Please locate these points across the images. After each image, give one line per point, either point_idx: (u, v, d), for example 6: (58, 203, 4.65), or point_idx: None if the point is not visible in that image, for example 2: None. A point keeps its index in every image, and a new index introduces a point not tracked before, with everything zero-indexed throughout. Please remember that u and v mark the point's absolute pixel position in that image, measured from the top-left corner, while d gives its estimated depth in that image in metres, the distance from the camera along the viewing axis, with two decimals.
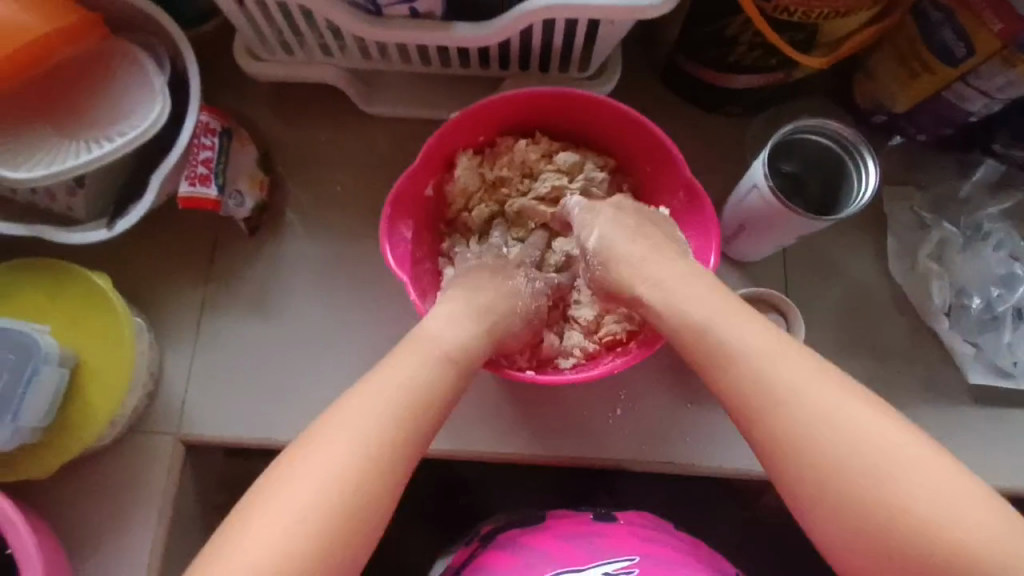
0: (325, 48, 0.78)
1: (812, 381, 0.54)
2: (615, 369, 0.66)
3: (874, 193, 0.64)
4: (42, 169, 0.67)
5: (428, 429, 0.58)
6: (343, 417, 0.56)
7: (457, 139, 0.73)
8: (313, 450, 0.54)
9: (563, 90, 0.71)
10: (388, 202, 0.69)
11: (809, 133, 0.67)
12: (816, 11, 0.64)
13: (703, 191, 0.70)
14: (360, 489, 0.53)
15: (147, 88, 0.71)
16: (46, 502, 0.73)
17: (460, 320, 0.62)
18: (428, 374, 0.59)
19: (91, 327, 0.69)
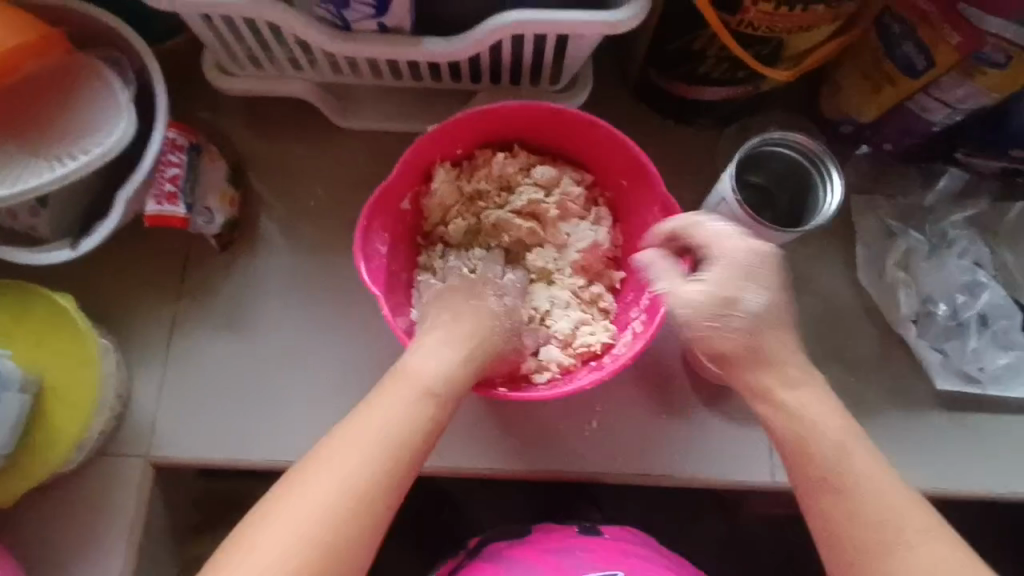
0: (295, 63, 0.77)
1: (844, 442, 0.59)
2: (590, 385, 0.66)
3: (837, 207, 0.66)
4: (4, 188, 0.66)
5: (415, 460, 0.58)
6: (335, 452, 0.56)
7: (435, 152, 0.73)
8: (299, 492, 0.54)
9: (541, 103, 0.71)
10: (365, 212, 0.68)
11: (775, 146, 0.68)
12: (779, 25, 0.65)
13: (675, 204, 0.70)
14: (348, 523, 0.54)
15: (112, 105, 0.70)
16: (11, 529, 0.71)
17: (445, 352, 0.62)
18: (400, 417, 0.58)
19: (56, 350, 0.68)
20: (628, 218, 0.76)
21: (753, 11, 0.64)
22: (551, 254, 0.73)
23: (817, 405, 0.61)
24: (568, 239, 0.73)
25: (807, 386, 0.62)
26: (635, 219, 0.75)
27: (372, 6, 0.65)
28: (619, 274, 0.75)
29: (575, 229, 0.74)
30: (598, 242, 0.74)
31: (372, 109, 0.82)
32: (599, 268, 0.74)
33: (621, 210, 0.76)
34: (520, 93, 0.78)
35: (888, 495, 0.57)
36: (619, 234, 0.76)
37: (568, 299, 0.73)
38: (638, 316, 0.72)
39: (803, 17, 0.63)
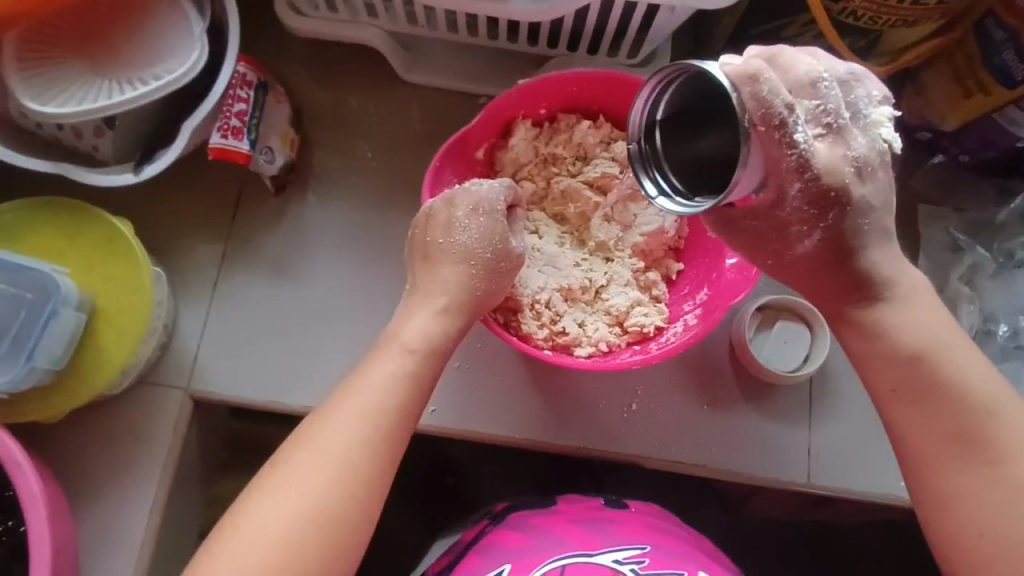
0: (370, 9, 0.76)
1: (971, 400, 0.56)
2: (635, 365, 0.65)
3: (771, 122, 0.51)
4: (73, 105, 0.65)
5: (405, 424, 0.59)
6: (321, 432, 0.57)
7: (519, 107, 0.72)
8: (303, 459, 0.56)
9: (636, 78, 0.70)
10: (438, 152, 0.67)
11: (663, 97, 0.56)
12: (885, 17, 0.62)
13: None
14: (340, 504, 0.55)
15: (186, 32, 0.68)
16: (48, 445, 0.72)
17: (425, 316, 0.63)
18: (392, 367, 0.60)
19: (109, 272, 0.67)
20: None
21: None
22: (615, 230, 0.72)
23: (968, 368, 0.57)
24: (635, 220, 0.72)
25: (956, 343, 0.58)
26: None
27: None
28: (677, 265, 0.74)
29: (643, 211, 0.72)
30: (665, 227, 0.72)
31: (441, 66, 0.80)
32: (659, 254, 0.73)
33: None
34: (597, 63, 0.76)
35: (946, 410, 0.56)
36: (687, 224, 0.74)
37: (622, 279, 0.71)
38: (692, 309, 0.71)
39: (910, 11, 0.61)
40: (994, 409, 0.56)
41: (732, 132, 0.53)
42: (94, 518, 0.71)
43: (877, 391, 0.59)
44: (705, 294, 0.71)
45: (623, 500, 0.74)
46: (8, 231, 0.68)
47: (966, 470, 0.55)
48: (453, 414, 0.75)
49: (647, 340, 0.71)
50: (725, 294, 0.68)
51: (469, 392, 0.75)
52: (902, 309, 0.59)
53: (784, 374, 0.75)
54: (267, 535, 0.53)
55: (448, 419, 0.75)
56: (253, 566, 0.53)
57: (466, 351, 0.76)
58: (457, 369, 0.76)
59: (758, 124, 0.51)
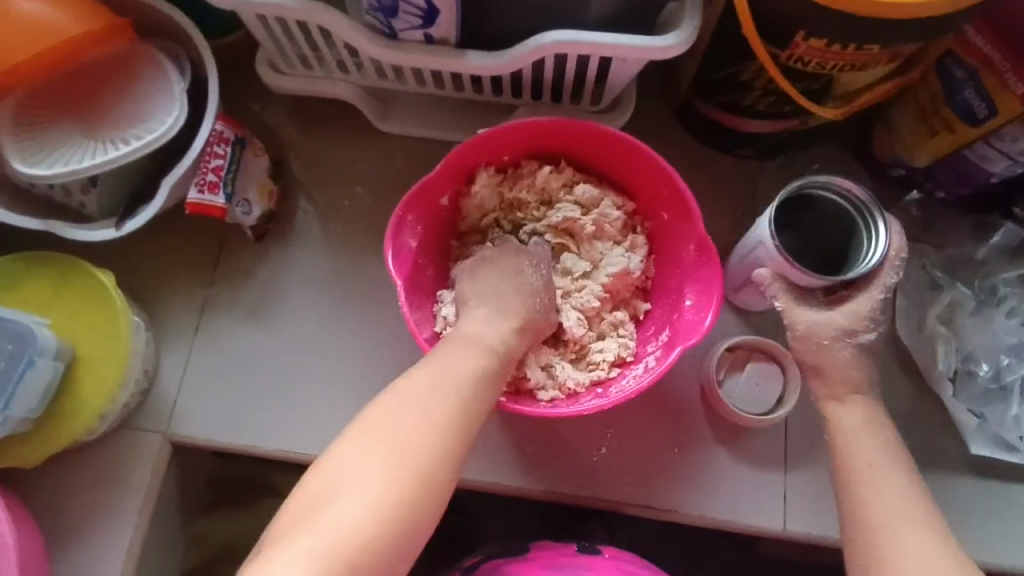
0: (343, 65, 0.79)
1: (894, 474, 0.60)
2: (591, 411, 0.64)
3: (878, 262, 0.61)
4: (60, 166, 0.69)
5: (473, 420, 0.60)
6: (398, 420, 0.57)
7: (482, 155, 0.74)
8: (376, 440, 0.56)
9: (594, 124, 0.71)
10: (402, 202, 0.68)
11: (815, 189, 0.64)
12: (831, 63, 0.62)
13: (713, 245, 0.69)
14: (411, 489, 0.55)
15: (167, 94, 0.73)
16: (31, 490, 0.74)
17: (497, 317, 0.65)
18: (472, 363, 0.61)
19: (90, 322, 0.71)
20: (663, 248, 0.75)
21: (804, 47, 0.61)
22: (582, 265, 0.72)
23: (893, 452, 0.62)
24: (601, 259, 0.73)
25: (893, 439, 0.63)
26: (672, 250, 0.74)
27: (420, 16, 0.65)
28: (643, 305, 0.75)
29: (605, 252, 0.73)
30: (630, 268, 0.73)
31: (414, 117, 0.83)
32: (626, 294, 0.74)
33: (659, 238, 0.75)
34: (561, 111, 0.78)
35: (875, 479, 0.60)
36: (652, 265, 0.75)
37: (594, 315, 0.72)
38: (654, 350, 0.71)
39: (857, 57, 0.61)
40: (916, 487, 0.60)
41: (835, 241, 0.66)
42: (73, 561, 0.73)
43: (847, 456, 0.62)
44: (666, 335, 0.71)
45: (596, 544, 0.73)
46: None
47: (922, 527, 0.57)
48: None
49: (608, 386, 0.70)
50: (683, 335, 0.68)
51: None
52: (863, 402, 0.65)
53: (756, 418, 0.73)
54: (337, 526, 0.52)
55: None
56: (316, 538, 0.51)
57: None
58: None
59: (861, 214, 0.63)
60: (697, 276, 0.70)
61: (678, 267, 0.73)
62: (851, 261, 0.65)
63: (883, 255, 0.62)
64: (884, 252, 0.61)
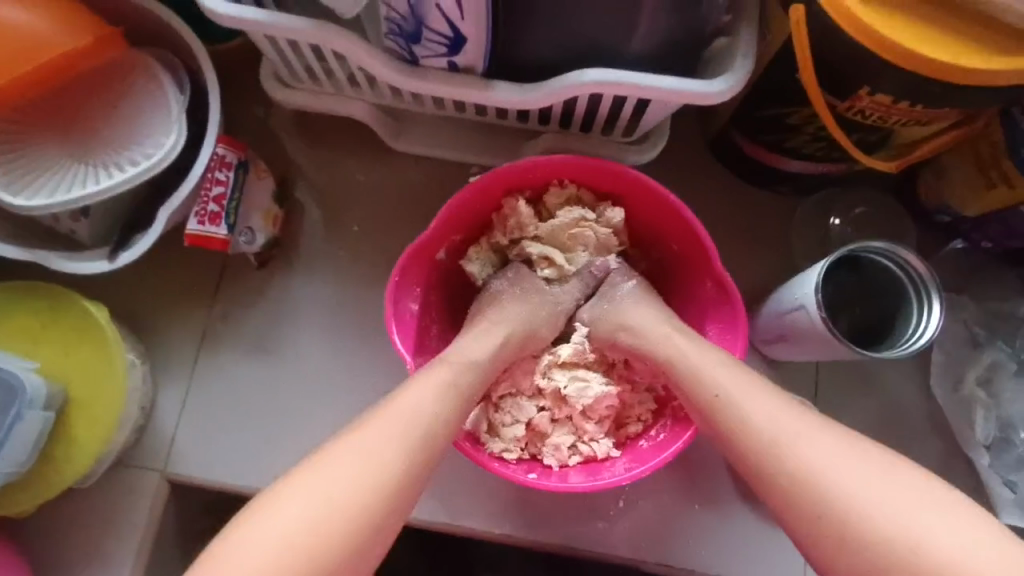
0: (355, 82, 0.73)
1: (818, 449, 0.52)
2: (626, 480, 0.61)
3: (929, 343, 0.57)
4: (47, 196, 0.63)
5: (446, 436, 0.56)
6: (328, 462, 0.52)
7: (476, 202, 0.68)
8: (335, 459, 0.52)
9: (600, 163, 0.65)
10: (397, 268, 0.64)
11: (870, 255, 0.60)
12: (894, 118, 0.57)
13: (731, 282, 0.65)
14: (371, 508, 0.51)
15: (164, 114, 0.66)
16: (22, 529, 0.71)
17: (487, 340, 0.62)
18: (445, 380, 0.58)
19: (82, 361, 0.66)
20: (680, 279, 0.71)
21: (868, 100, 0.56)
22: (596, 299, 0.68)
23: (808, 426, 0.54)
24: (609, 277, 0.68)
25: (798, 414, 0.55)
26: (692, 290, 0.70)
27: (445, 44, 0.59)
28: None
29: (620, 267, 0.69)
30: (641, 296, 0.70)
31: (429, 138, 0.77)
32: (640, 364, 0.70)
33: (672, 271, 0.72)
34: (591, 143, 0.72)
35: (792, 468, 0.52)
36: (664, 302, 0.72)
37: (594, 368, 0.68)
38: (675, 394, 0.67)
39: (924, 114, 0.55)
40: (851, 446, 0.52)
41: (879, 308, 0.62)
42: None
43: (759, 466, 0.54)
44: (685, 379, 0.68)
45: None
46: None
47: (876, 485, 0.50)
48: (433, 508, 0.72)
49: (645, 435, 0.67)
50: None
51: (449, 483, 0.72)
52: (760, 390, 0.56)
53: None
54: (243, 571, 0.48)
55: (429, 514, 0.72)
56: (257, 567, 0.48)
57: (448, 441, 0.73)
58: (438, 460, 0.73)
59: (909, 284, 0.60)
60: (719, 316, 0.67)
61: (698, 303, 0.69)
62: (894, 335, 0.60)
63: (938, 330, 0.57)
64: (938, 325, 0.57)
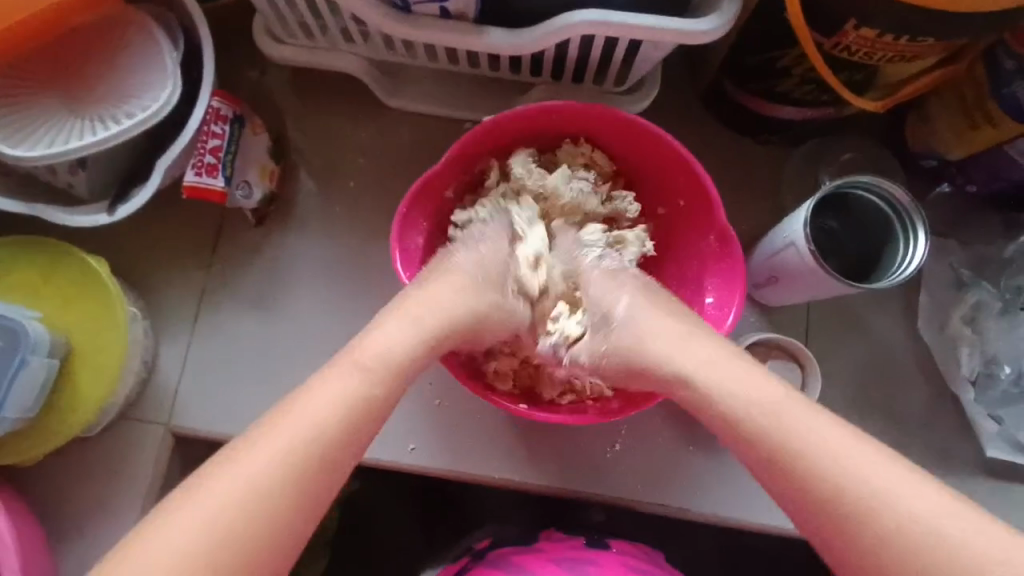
0: (349, 36, 0.73)
1: (818, 444, 0.49)
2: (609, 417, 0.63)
3: (914, 272, 0.58)
4: (44, 148, 0.64)
5: (348, 447, 0.50)
6: (239, 456, 0.48)
7: (485, 145, 0.69)
8: (236, 466, 0.47)
9: (607, 110, 0.67)
10: (404, 202, 0.65)
11: (856, 189, 0.61)
12: (880, 53, 0.58)
13: (732, 231, 0.66)
14: (263, 524, 0.46)
15: (159, 67, 0.67)
16: (30, 482, 0.72)
17: (400, 332, 0.55)
18: (353, 382, 0.51)
19: (84, 313, 0.67)
20: (682, 237, 0.72)
21: (853, 36, 0.57)
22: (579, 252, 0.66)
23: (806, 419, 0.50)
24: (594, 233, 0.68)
25: (796, 405, 0.51)
26: (690, 241, 0.71)
27: None
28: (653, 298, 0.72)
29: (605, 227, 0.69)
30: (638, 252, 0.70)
31: (423, 93, 0.78)
32: None
33: (673, 225, 0.73)
34: (583, 92, 0.73)
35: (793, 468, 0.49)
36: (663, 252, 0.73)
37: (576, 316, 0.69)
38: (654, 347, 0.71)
39: (909, 48, 0.56)
40: (855, 441, 0.49)
41: (869, 246, 0.63)
42: (76, 554, 0.71)
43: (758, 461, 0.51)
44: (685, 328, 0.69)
45: (605, 540, 0.73)
46: None
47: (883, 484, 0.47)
48: (434, 454, 0.73)
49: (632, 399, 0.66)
50: None
51: (448, 430, 0.74)
52: (760, 385, 0.53)
53: None
54: (161, 567, 0.43)
55: (429, 459, 0.73)
56: None
57: (446, 390, 0.75)
58: (438, 407, 0.74)
59: (893, 216, 0.61)
60: (718, 269, 0.68)
61: (698, 258, 0.70)
62: (881, 270, 0.62)
63: (923, 262, 0.59)
64: (924, 256, 0.58)
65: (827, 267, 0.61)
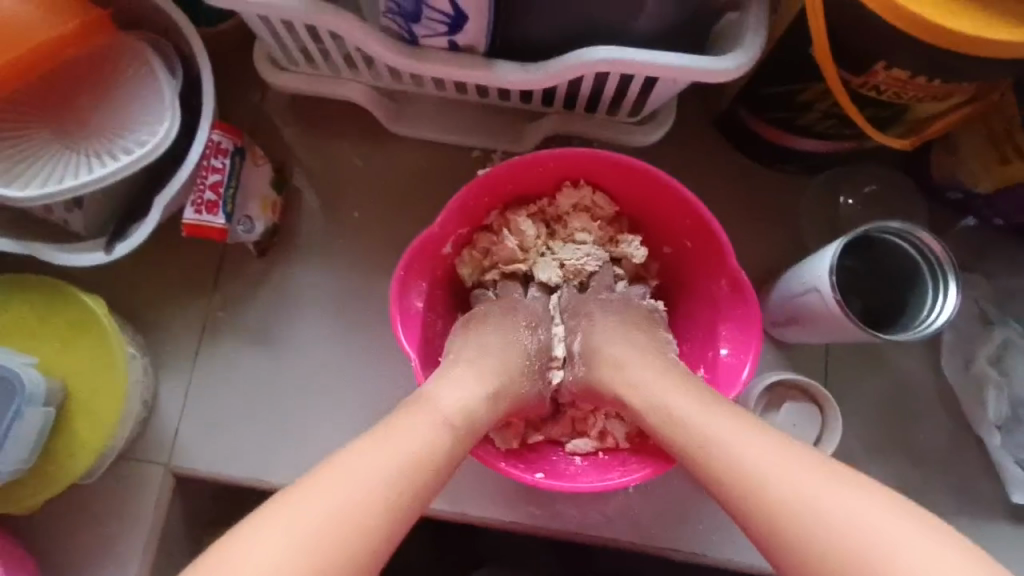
0: (353, 64, 0.70)
1: (818, 500, 0.47)
2: (635, 481, 0.60)
3: (944, 323, 0.56)
4: (38, 187, 0.62)
5: (416, 500, 0.50)
6: (302, 498, 0.47)
7: (482, 197, 0.66)
8: (300, 510, 0.47)
9: (611, 155, 0.64)
10: (401, 266, 0.62)
11: (886, 235, 0.59)
12: (910, 93, 0.55)
13: (746, 280, 0.64)
14: (328, 571, 0.45)
15: (156, 100, 0.64)
16: (29, 525, 0.71)
17: (467, 383, 0.56)
18: (428, 435, 0.52)
19: (81, 355, 0.65)
20: (692, 279, 0.69)
21: (883, 76, 0.54)
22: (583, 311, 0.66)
23: (803, 473, 0.48)
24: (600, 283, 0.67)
25: (795, 456, 0.49)
26: (702, 285, 0.68)
27: (445, 23, 0.57)
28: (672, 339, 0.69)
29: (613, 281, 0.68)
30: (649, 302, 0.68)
31: (429, 121, 0.75)
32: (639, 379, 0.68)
33: (681, 266, 0.70)
34: (595, 123, 0.70)
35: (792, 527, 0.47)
36: (673, 293, 0.71)
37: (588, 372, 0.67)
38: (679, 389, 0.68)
39: (941, 89, 0.54)
40: (862, 495, 0.47)
41: (895, 292, 0.61)
42: None
43: (757, 522, 0.49)
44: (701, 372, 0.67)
45: None
46: None
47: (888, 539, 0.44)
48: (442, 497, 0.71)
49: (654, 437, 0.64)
50: (723, 383, 0.64)
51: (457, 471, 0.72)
52: (759, 438, 0.51)
53: None
54: None
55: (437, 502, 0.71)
56: None
57: None
58: None
59: (921, 261, 0.59)
60: (733, 314, 0.66)
61: (709, 303, 0.68)
62: (907, 318, 0.59)
63: (954, 314, 0.57)
64: (956, 307, 0.56)
65: (853, 318, 0.58)
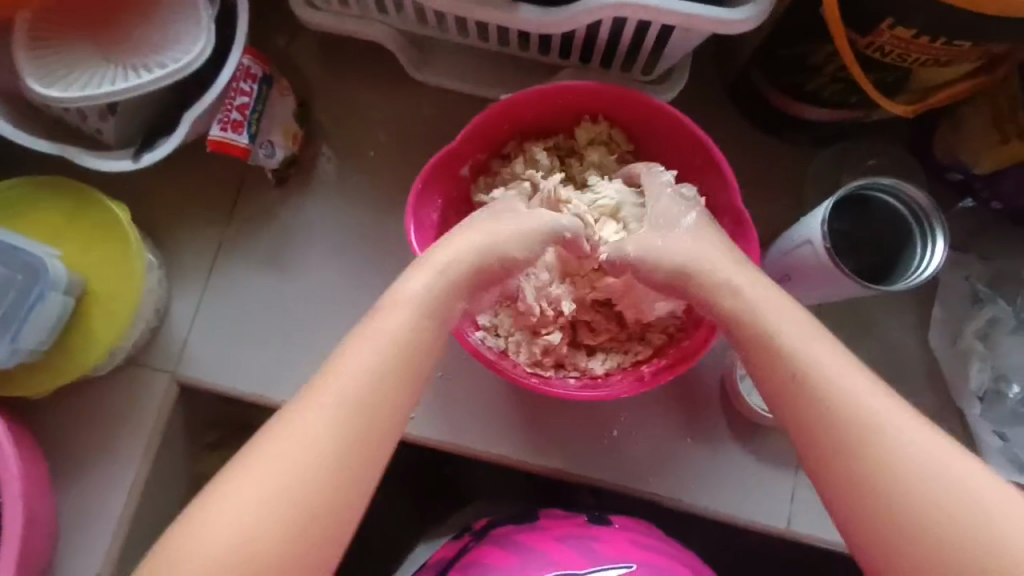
0: (382, 5, 0.73)
1: (838, 380, 0.52)
2: (628, 393, 0.62)
3: (931, 274, 0.59)
4: (77, 90, 0.65)
5: (405, 378, 0.54)
6: (302, 409, 0.51)
7: (502, 123, 0.69)
8: (298, 418, 0.51)
9: (625, 90, 0.67)
10: (420, 178, 0.65)
11: (878, 194, 0.62)
12: (913, 55, 0.57)
13: (748, 218, 0.66)
14: (334, 461, 0.50)
15: (193, 20, 0.67)
16: (39, 419, 0.74)
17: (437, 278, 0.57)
18: (404, 322, 0.55)
19: (102, 256, 0.68)
20: None
21: (887, 36, 0.56)
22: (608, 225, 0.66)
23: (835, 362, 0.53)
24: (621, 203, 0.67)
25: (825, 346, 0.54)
26: None
27: None
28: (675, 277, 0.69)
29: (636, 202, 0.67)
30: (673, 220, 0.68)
31: (451, 66, 0.77)
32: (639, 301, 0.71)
33: None
34: (609, 78, 0.73)
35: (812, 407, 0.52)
36: None
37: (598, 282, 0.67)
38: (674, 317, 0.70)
39: (942, 51, 0.56)
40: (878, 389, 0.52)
41: (885, 252, 0.63)
42: (77, 493, 0.73)
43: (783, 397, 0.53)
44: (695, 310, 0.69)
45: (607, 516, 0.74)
46: (13, 208, 0.70)
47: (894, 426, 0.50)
48: (434, 425, 0.74)
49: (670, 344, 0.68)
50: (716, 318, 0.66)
51: (450, 402, 0.74)
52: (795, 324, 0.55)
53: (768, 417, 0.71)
54: (239, 523, 0.47)
55: (427, 430, 0.74)
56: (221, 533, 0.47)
57: (449, 363, 0.75)
58: (441, 380, 0.75)
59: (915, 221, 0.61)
60: None
61: None
62: (896, 273, 0.62)
63: (939, 266, 0.59)
64: (941, 258, 0.58)
65: (842, 265, 0.60)
